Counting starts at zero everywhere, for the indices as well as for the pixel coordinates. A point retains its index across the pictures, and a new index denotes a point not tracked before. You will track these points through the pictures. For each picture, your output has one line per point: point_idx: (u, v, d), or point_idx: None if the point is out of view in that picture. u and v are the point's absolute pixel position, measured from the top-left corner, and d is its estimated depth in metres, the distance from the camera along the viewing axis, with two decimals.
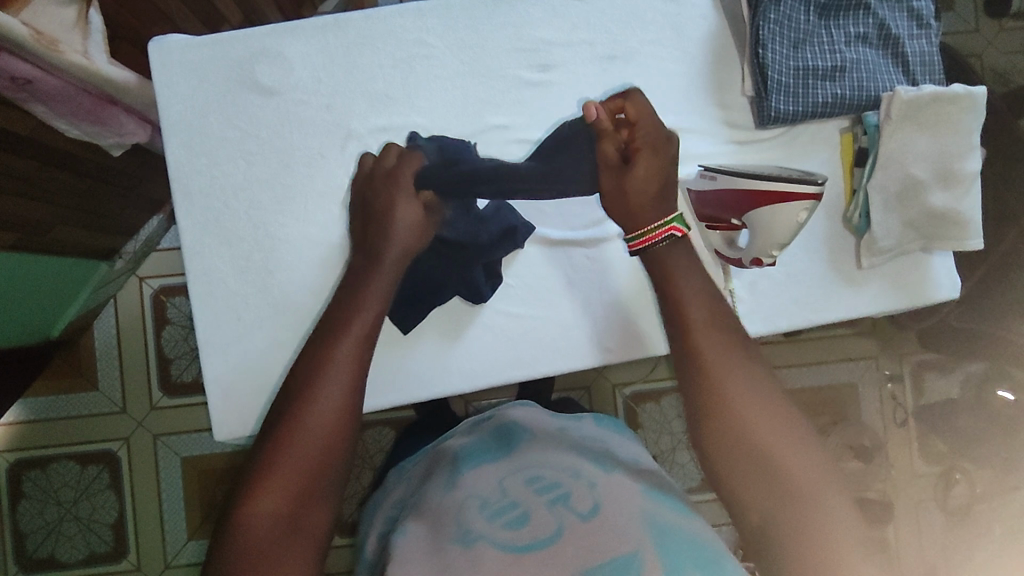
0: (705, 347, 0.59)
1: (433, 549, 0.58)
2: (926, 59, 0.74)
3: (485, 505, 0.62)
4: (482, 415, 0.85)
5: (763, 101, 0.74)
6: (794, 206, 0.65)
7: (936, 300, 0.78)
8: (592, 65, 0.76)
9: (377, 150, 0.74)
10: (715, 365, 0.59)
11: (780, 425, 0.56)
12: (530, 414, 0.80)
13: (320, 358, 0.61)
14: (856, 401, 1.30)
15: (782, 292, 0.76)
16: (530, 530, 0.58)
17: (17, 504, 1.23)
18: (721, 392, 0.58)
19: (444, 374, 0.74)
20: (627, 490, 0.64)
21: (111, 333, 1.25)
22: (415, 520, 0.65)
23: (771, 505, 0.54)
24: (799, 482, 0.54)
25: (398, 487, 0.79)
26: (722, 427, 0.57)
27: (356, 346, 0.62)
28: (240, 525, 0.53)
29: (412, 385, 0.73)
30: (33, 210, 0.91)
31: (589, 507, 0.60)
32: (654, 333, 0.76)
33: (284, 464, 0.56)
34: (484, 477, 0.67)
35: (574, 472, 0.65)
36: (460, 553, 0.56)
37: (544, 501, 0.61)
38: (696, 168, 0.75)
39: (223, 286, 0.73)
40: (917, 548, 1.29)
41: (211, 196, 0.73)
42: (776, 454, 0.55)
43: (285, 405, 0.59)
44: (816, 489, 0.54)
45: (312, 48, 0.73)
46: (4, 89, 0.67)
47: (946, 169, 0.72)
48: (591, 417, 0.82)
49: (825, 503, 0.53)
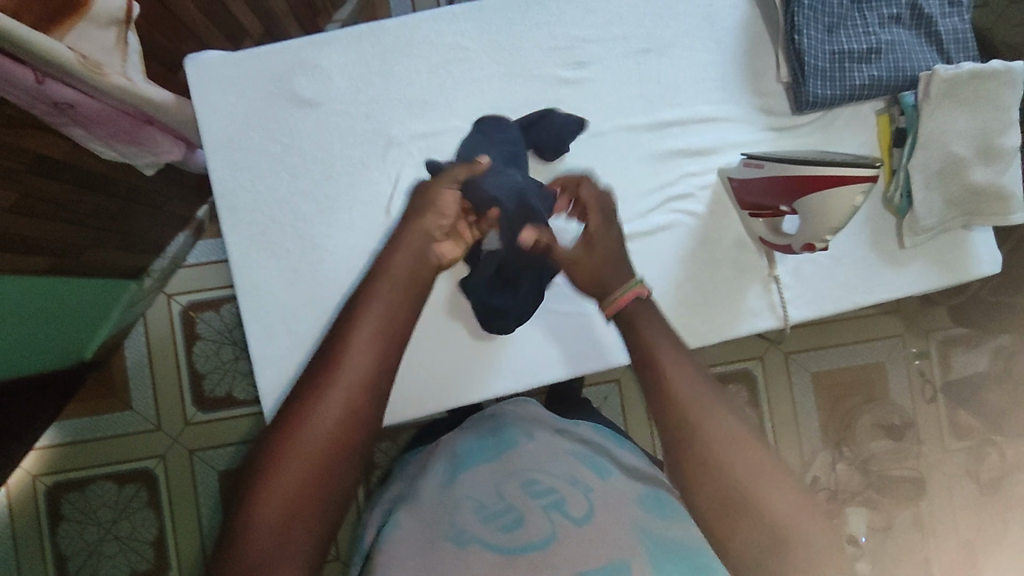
0: (680, 392, 0.55)
1: (423, 550, 0.61)
2: (960, 36, 0.75)
3: (479, 507, 0.64)
4: (481, 411, 0.83)
5: (801, 86, 0.74)
6: (849, 189, 0.64)
7: (977, 275, 0.79)
8: (626, 60, 0.76)
9: (418, 156, 0.75)
10: (680, 389, 0.55)
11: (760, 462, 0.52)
12: (530, 412, 0.78)
13: (327, 364, 0.53)
14: (884, 379, 1.30)
15: (825, 276, 0.77)
16: (521, 534, 0.60)
17: (56, 527, 1.23)
18: (700, 438, 0.52)
19: (482, 379, 0.76)
20: (625, 495, 0.65)
21: (141, 352, 1.25)
22: (406, 512, 0.67)
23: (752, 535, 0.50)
24: (784, 529, 0.49)
25: (396, 485, 0.77)
26: (694, 450, 0.52)
27: (369, 350, 0.54)
28: (237, 535, 0.47)
29: (457, 391, 0.76)
30: (67, 232, 0.91)
31: (584, 513, 0.62)
32: (720, 319, 0.77)
33: (283, 469, 0.49)
34: (478, 480, 0.68)
35: (572, 477, 0.66)
36: (453, 555, 0.59)
37: (538, 506, 0.63)
38: (738, 157, 0.77)
39: (272, 298, 0.73)
40: (951, 521, 1.30)
41: (256, 210, 0.73)
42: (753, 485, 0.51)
43: (294, 398, 0.52)
44: (805, 536, 0.49)
45: (349, 57, 0.74)
46: (45, 114, 0.67)
47: (988, 145, 0.72)
48: (590, 424, 0.80)
49: (811, 547, 0.49)
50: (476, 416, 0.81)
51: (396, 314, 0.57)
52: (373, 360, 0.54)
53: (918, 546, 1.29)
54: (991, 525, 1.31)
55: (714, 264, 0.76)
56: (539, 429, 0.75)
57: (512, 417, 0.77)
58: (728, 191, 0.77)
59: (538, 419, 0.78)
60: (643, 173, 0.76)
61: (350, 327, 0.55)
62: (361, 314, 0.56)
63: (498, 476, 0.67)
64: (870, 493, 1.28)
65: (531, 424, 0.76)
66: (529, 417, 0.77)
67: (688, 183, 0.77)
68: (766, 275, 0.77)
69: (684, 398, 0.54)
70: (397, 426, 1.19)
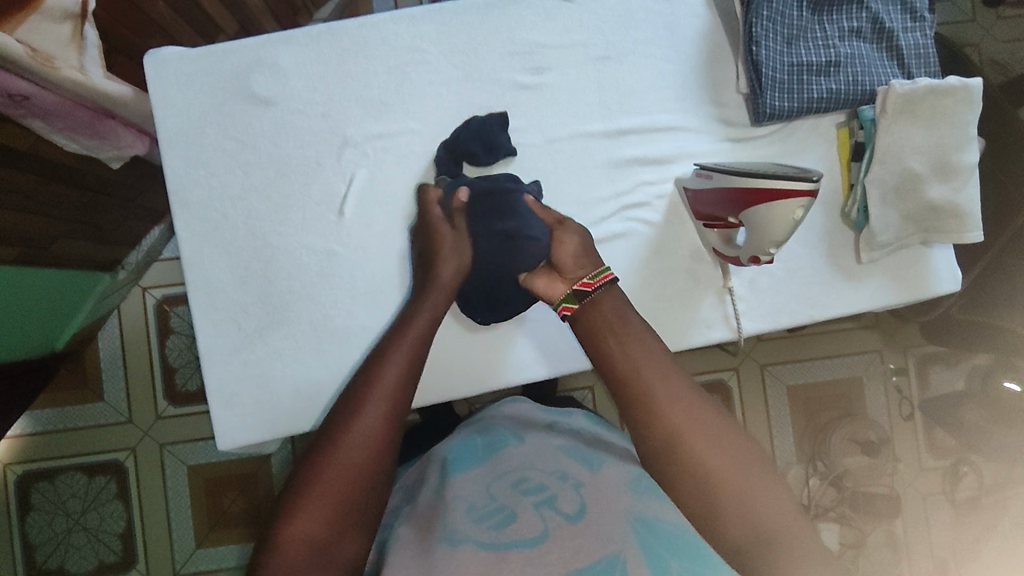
0: (667, 410, 0.58)
1: (418, 555, 0.59)
2: (921, 51, 0.75)
3: (470, 508, 0.63)
4: (471, 417, 0.86)
5: (758, 98, 0.73)
6: (788, 203, 0.64)
7: (937, 293, 0.78)
8: (585, 67, 0.76)
9: (374, 157, 0.75)
10: (645, 366, 0.60)
11: (718, 433, 0.58)
12: (522, 411, 0.81)
13: (345, 416, 0.59)
14: (860, 395, 1.29)
15: (780, 289, 0.77)
16: (513, 530, 0.60)
17: (25, 516, 1.23)
18: (690, 448, 0.57)
19: (463, 377, 0.75)
20: (616, 486, 0.66)
21: (115, 345, 1.25)
22: (407, 523, 0.67)
23: (718, 499, 0.56)
24: (764, 518, 0.55)
25: (393, 495, 0.77)
26: (659, 423, 0.58)
27: (385, 403, 0.59)
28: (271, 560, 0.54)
29: (446, 387, 0.75)
30: (35, 223, 0.91)
31: (575, 510, 0.62)
32: (677, 329, 0.76)
33: (313, 509, 0.55)
34: (468, 483, 0.68)
35: (562, 473, 0.67)
36: (444, 555, 0.57)
37: (530, 503, 0.63)
38: (693, 167, 0.76)
39: (224, 296, 0.73)
40: (925, 541, 1.29)
41: (209, 206, 0.73)
42: (712, 455, 0.57)
43: (326, 430, 0.58)
44: (764, 499, 0.56)
45: (307, 57, 0.74)
46: (2, 106, 0.67)
47: (944, 161, 0.72)
48: (581, 413, 0.84)
49: (787, 525, 0.56)
50: (468, 424, 0.83)
51: (413, 364, 0.63)
52: (387, 409, 0.59)
53: (891, 565, 1.27)
54: (966, 547, 1.29)
55: (668, 274, 0.76)
56: (527, 429, 0.77)
57: (500, 420, 0.79)
58: (685, 202, 0.76)
59: (525, 417, 0.80)
60: (598, 182, 0.76)
61: (376, 372, 0.61)
62: (379, 368, 0.62)
63: (490, 477, 0.68)
64: (843, 509, 1.26)
65: (519, 423, 0.78)
66: (517, 418, 0.79)
67: (644, 192, 0.76)
68: (721, 287, 0.76)
69: (645, 374, 0.59)
70: None
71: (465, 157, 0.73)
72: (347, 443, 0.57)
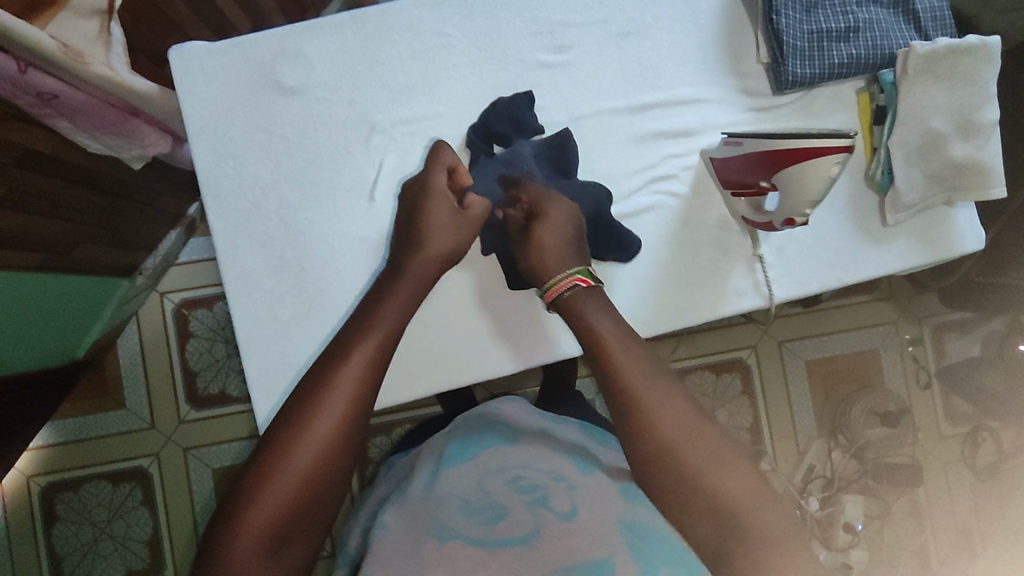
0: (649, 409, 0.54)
1: (408, 556, 0.59)
2: (937, 14, 0.76)
3: (465, 506, 0.63)
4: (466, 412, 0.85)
5: (780, 66, 0.74)
6: (823, 161, 0.65)
7: (962, 252, 0.79)
8: (607, 43, 0.77)
9: (402, 142, 0.75)
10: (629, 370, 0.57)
11: (702, 439, 0.53)
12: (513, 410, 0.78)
13: (318, 392, 0.55)
14: (878, 366, 1.30)
15: (809, 255, 0.77)
16: (505, 529, 0.61)
17: (52, 528, 1.22)
18: (669, 447, 0.53)
19: (473, 357, 0.74)
20: (609, 490, 0.65)
21: (134, 352, 1.25)
22: (393, 513, 0.65)
23: (700, 508, 0.51)
24: (753, 522, 0.50)
25: (380, 488, 0.78)
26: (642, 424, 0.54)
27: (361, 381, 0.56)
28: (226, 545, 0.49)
29: (452, 370, 0.74)
30: (59, 227, 0.91)
31: (567, 509, 0.62)
32: (711, 300, 0.77)
33: (273, 491, 0.50)
34: (465, 479, 0.66)
35: (558, 473, 0.66)
36: (435, 553, 0.59)
37: (524, 503, 0.63)
38: (719, 137, 0.77)
39: (258, 286, 0.73)
40: (947, 506, 1.30)
41: (239, 197, 0.74)
42: (700, 464, 0.52)
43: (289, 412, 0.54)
44: (753, 509, 0.51)
45: (331, 45, 0.74)
46: (31, 106, 0.68)
47: (966, 120, 0.73)
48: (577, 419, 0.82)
49: (771, 526, 0.50)
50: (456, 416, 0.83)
51: (384, 348, 0.60)
52: (362, 385, 0.56)
53: (915, 533, 1.28)
54: (990, 509, 1.31)
55: (698, 245, 0.77)
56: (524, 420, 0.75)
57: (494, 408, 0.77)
58: (711, 171, 0.77)
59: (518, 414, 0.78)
60: (626, 156, 0.77)
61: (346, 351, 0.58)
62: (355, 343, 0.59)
63: (487, 473, 0.67)
64: (867, 480, 1.27)
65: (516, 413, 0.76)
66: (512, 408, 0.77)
67: (671, 165, 0.77)
68: (750, 255, 0.77)
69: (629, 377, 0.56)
70: (392, 420, 1.18)
71: (496, 138, 0.75)
72: (317, 424, 0.53)
